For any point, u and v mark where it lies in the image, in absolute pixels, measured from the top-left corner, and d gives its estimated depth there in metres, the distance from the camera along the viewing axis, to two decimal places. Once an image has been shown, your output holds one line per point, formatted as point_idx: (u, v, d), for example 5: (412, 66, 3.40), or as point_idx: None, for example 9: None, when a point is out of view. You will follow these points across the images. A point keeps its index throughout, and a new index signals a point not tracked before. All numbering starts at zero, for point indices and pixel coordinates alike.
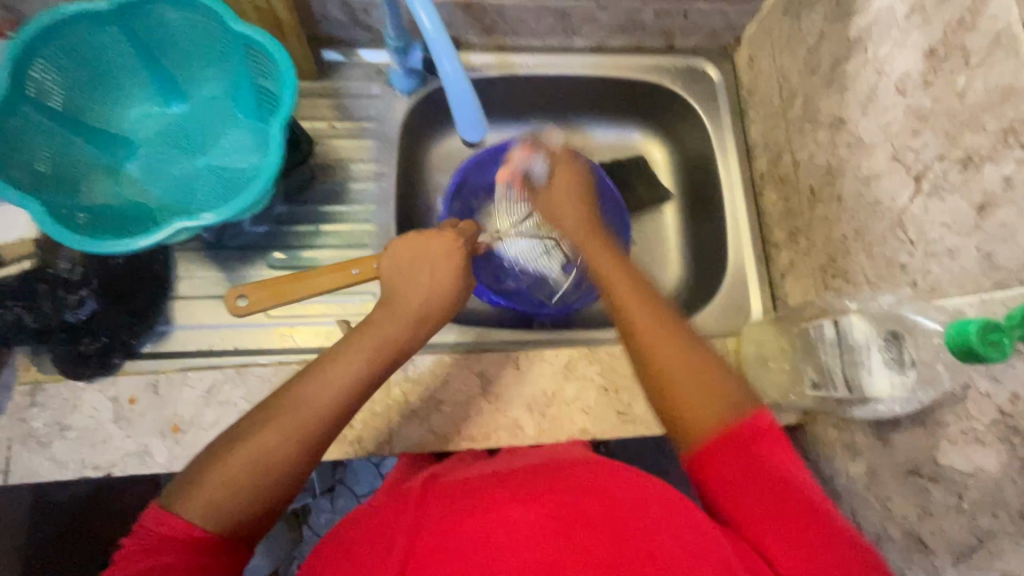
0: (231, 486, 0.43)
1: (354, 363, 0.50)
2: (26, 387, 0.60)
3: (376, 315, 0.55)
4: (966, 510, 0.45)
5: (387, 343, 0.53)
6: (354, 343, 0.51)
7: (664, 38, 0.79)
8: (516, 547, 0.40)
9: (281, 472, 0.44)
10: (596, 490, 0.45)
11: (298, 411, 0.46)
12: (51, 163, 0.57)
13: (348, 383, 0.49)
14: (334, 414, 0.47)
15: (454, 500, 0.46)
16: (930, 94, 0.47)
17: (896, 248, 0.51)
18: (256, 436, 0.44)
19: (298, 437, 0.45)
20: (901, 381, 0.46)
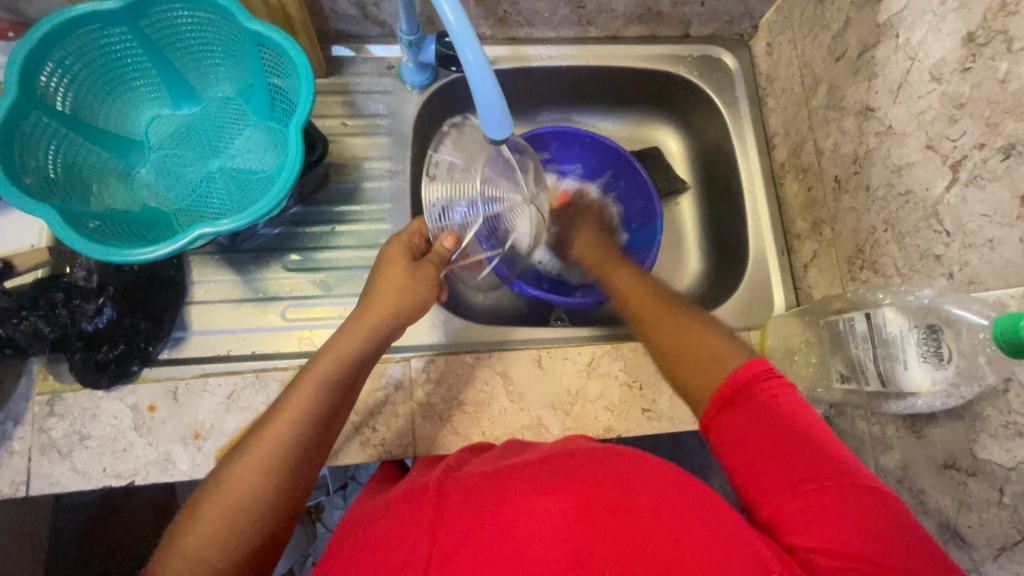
0: (207, 533, 0.43)
1: (311, 387, 0.50)
2: (44, 397, 0.60)
3: (336, 337, 0.53)
4: (1008, 504, 0.44)
5: (345, 361, 0.52)
6: (313, 369, 0.51)
7: (680, 26, 0.77)
8: (541, 543, 0.37)
9: (253, 517, 0.45)
10: (621, 478, 0.41)
11: (259, 447, 0.47)
12: (62, 168, 0.56)
13: (305, 418, 0.49)
14: (294, 443, 0.48)
15: (466, 495, 0.43)
16: (970, 81, 0.46)
17: (930, 239, 0.50)
18: (226, 481, 0.45)
19: (262, 475, 0.46)
20: (941, 376, 0.45)
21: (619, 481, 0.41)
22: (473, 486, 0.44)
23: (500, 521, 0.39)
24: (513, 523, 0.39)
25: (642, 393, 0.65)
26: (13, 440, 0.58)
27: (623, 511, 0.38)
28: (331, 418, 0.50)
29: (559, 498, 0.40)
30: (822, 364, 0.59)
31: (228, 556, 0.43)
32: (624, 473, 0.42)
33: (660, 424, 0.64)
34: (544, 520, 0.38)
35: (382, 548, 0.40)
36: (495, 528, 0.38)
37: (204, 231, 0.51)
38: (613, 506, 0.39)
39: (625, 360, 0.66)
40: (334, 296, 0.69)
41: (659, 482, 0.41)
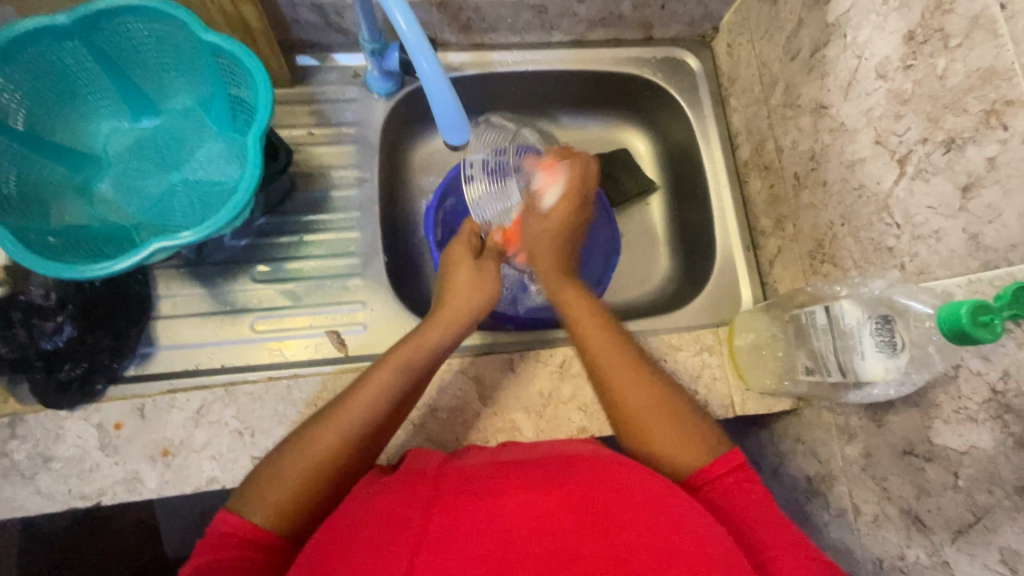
0: (287, 484, 0.46)
1: (395, 367, 0.54)
2: (5, 419, 0.58)
3: (424, 327, 0.59)
4: (962, 488, 0.45)
5: (427, 349, 0.57)
6: (399, 351, 0.55)
7: (642, 29, 0.78)
8: (530, 539, 0.37)
9: (331, 474, 0.48)
10: (610, 481, 0.42)
11: (349, 409, 0.50)
12: (16, 185, 0.55)
13: (390, 392, 0.52)
14: (375, 415, 0.51)
15: (463, 483, 0.43)
16: (911, 77, 0.48)
17: (883, 231, 0.52)
18: (312, 434, 0.49)
19: (345, 438, 0.49)
20: (894, 364, 0.46)
21: (610, 484, 0.42)
22: (470, 475, 0.44)
23: (498, 509, 0.39)
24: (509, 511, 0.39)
25: None
26: None
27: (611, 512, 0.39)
28: (408, 396, 0.54)
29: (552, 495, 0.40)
30: (788, 357, 0.60)
31: (298, 504, 0.46)
32: (614, 476, 0.43)
33: None
34: (538, 515, 0.39)
35: (374, 524, 0.39)
36: (498, 520, 0.38)
37: (162, 244, 0.51)
38: (604, 506, 0.40)
39: None
40: (304, 306, 0.69)
41: (646, 487, 0.42)
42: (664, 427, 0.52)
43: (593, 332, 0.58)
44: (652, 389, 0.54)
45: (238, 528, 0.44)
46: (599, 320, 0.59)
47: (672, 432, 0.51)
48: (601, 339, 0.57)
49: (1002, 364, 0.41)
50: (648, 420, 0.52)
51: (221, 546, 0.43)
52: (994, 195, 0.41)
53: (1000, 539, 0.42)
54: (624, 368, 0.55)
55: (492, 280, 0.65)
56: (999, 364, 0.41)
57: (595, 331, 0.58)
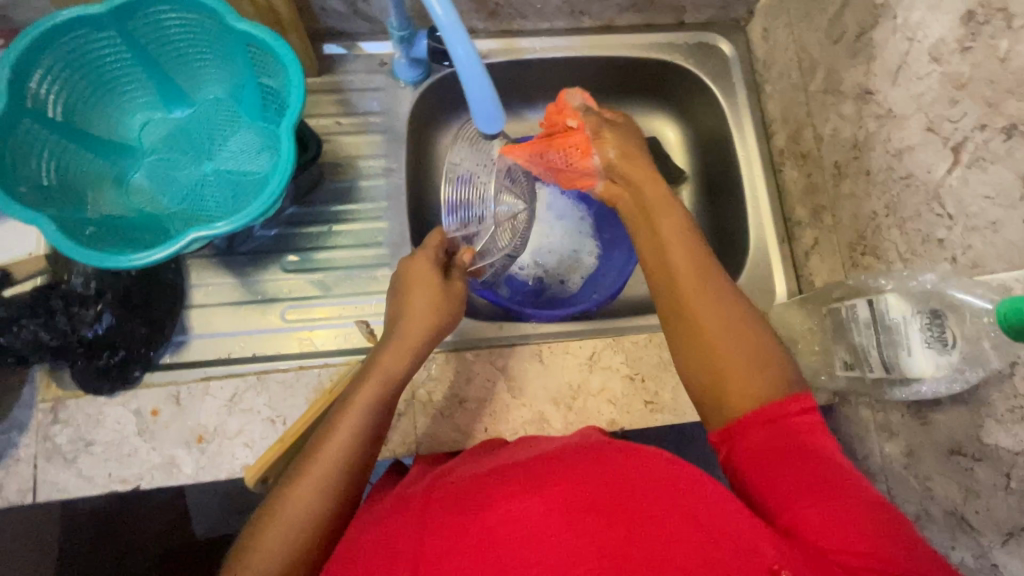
0: (266, 553, 0.44)
1: (351, 418, 0.51)
2: (48, 404, 0.60)
3: (378, 359, 0.56)
4: (1015, 490, 0.44)
5: (389, 381, 0.54)
6: (357, 396, 0.52)
7: (675, 14, 0.76)
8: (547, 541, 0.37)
9: (311, 537, 0.45)
10: (614, 476, 0.41)
11: (316, 464, 0.48)
12: (55, 175, 0.56)
13: (353, 434, 0.50)
14: (345, 461, 0.49)
15: (464, 493, 0.42)
16: (969, 59, 0.45)
17: (932, 223, 0.49)
18: (285, 497, 0.46)
19: (318, 491, 0.47)
20: (945, 361, 0.45)
21: (613, 479, 0.40)
22: (478, 481, 0.44)
23: (499, 519, 0.39)
24: (506, 521, 0.38)
25: (644, 385, 0.65)
26: (17, 447, 0.59)
27: (618, 512, 0.38)
28: (376, 434, 0.52)
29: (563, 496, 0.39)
30: (825, 352, 0.58)
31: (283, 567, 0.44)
32: (618, 472, 0.41)
33: (663, 416, 0.64)
34: (537, 523, 0.38)
35: (391, 548, 0.39)
36: (510, 522, 0.38)
37: (199, 235, 0.51)
38: (608, 504, 0.38)
39: (626, 352, 0.66)
40: (332, 296, 0.69)
41: (651, 480, 0.40)
42: (735, 344, 0.49)
43: (677, 252, 0.54)
44: (730, 306, 0.51)
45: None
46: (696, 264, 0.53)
47: (743, 351, 0.48)
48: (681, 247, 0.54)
49: None
50: (727, 329, 0.49)
51: None
52: None
53: None
54: (704, 275, 0.52)
55: (454, 302, 0.60)
56: None
57: (680, 256, 0.53)
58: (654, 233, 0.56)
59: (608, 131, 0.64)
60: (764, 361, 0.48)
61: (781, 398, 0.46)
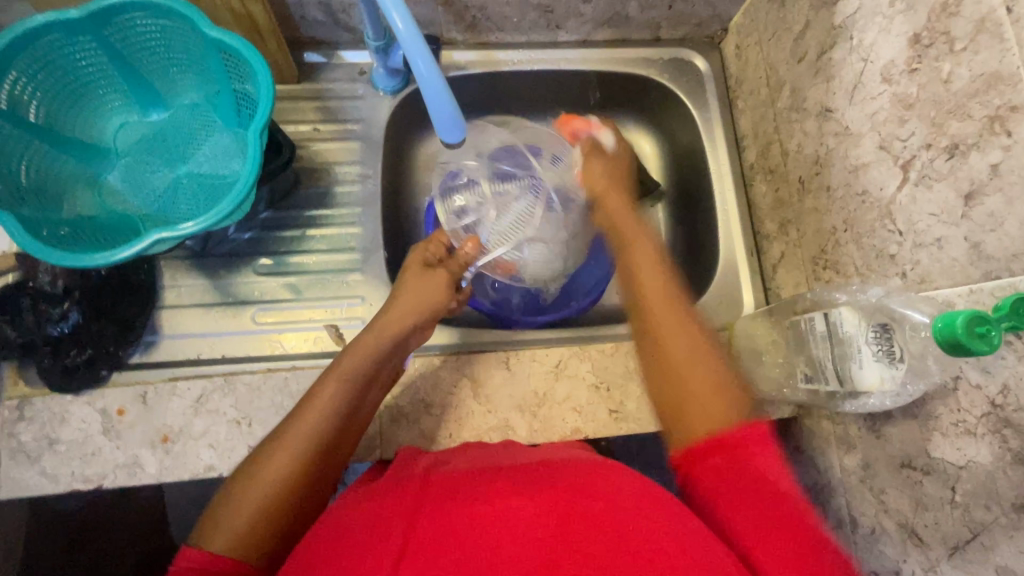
0: (240, 512, 0.44)
1: (333, 392, 0.52)
2: (14, 402, 0.60)
3: (360, 336, 0.57)
4: (960, 503, 0.44)
5: (375, 355, 0.56)
6: (338, 366, 0.54)
7: (650, 29, 0.78)
8: (514, 546, 0.37)
9: (281, 505, 0.46)
10: (595, 485, 0.42)
11: (291, 432, 0.49)
12: (28, 176, 0.57)
13: (336, 405, 0.51)
14: (323, 430, 0.50)
15: (450, 489, 0.43)
16: (916, 81, 0.47)
17: (885, 239, 0.50)
18: (263, 463, 0.47)
19: (294, 459, 0.48)
20: (891, 374, 0.46)
21: (593, 492, 0.41)
22: (455, 482, 0.44)
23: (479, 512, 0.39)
24: (489, 517, 0.39)
25: (610, 394, 0.65)
26: None
27: (597, 521, 0.38)
28: (355, 409, 0.53)
29: (535, 504, 0.40)
30: (788, 364, 0.59)
31: (251, 525, 0.44)
32: (598, 484, 0.42)
33: (628, 425, 0.64)
34: (524, 520, 0.38)
35: (359, 535, 0.39)
36: (481, 520, 0.39)
37: (164, 235, 0.51)
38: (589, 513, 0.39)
39: (593, 361, 0.66)
40: (305, 300, 0.70)
41: (632, 490, 0.42)
42: (684, 343, 0.52)
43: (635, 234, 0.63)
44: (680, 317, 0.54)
45: (199, 562, 0.42)
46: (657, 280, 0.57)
47: (685, 348, 0.52)
48: (658, 293, 0.56)
49: (1003, 376, 0.40)
50: (688, 361, 0.51)
51: None
52: (997, 203, 0.40)
53: (997, 557, 0.41)
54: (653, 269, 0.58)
55: (438, 289, 0.62)
56: (998, 377, 0.40)
57: (663, 315, 0.55)
58: (635, 273, 0.59)
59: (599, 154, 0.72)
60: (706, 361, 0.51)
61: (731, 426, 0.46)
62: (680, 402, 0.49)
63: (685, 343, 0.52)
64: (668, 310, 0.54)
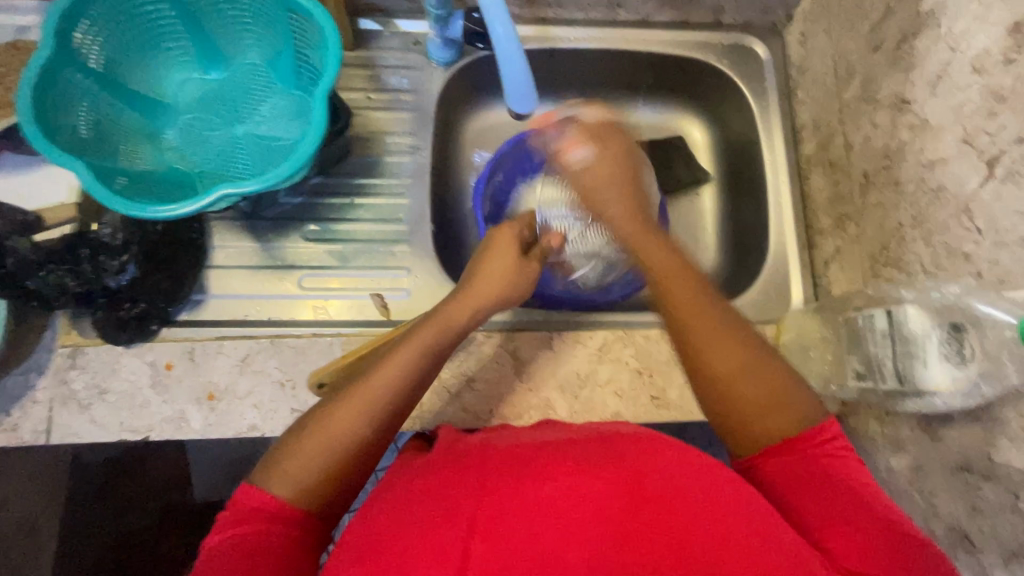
0: (301, 460, 0.44)
1: (408, 353, 0.50)
2: (67, 349, 0.61)
3: (444, 305, 0.55)
4: (1022, 510, 0.43)
5: (448, 326, 0.53)
6: (418, 333, 0.52)
7: (712, 12, 0.76)
8: (579, 520, 0.36)
9: (347, 458, 0.46)
10: (663, 465, 0.40)
11: (365, 387, 0.48)
12: (92, 125, 0.57)
13: (411, 370, 0.49)
14: (396, 392, 0.48)
15: (511, 464, 0.41)
16: (1013, 72, 0.45)
17: (960, 236, 0.49)
18: (329, 419, 0.46)
19: (366, 418, 0.46)
20: (961, 375, 0.45)
21: (659, 468, 0.39)
22: (514, 452, 0.43)
23: (545, 491, 0.38)
24: (555, 496, 0.37)
25: (652, 380, 0.65)
26: (35, 389, 0.60)
27: (663, 500, 0.37)
28: (428, 379, 0.51)
29: (599, 477, 0.38)
30: (839, 361, 0.58)
31: (316, 477, 0.44)
32: (669, 467, 0.40)
33: (668, 413, 0.64)
34: (591, 502, 0.37)
35: (422, 509, 0.38)
36: (543, 493, 0.37)
37: (227, 193, 0.52)
38: (655, 491, 0.38)
39: (636, 346, 0.66)
40: (350, 268, 0.70)
41: (702, 476, 0.40)
42: (720, 352, 0.48)
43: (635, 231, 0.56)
44: (714, 318, 0.49)
45: (264, 503, 0.43)
46: (695, 298, 0.50)
47: (726, 361, 0.48)
48: (681, 285, 0.51)
49: None
50: (718, 343, 0.48)
51: (252, 520, 0.43)
52: None
53: None
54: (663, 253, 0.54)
55: (526, 281, 0.61)
56: None
57: (684, 303, 0.50)
58: (664, 297, 0.51)
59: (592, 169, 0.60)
60: (766, 369, 0.48)
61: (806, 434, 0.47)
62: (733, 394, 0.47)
63: (727, 360, 0.48)
64: (701, 319, 0.49)
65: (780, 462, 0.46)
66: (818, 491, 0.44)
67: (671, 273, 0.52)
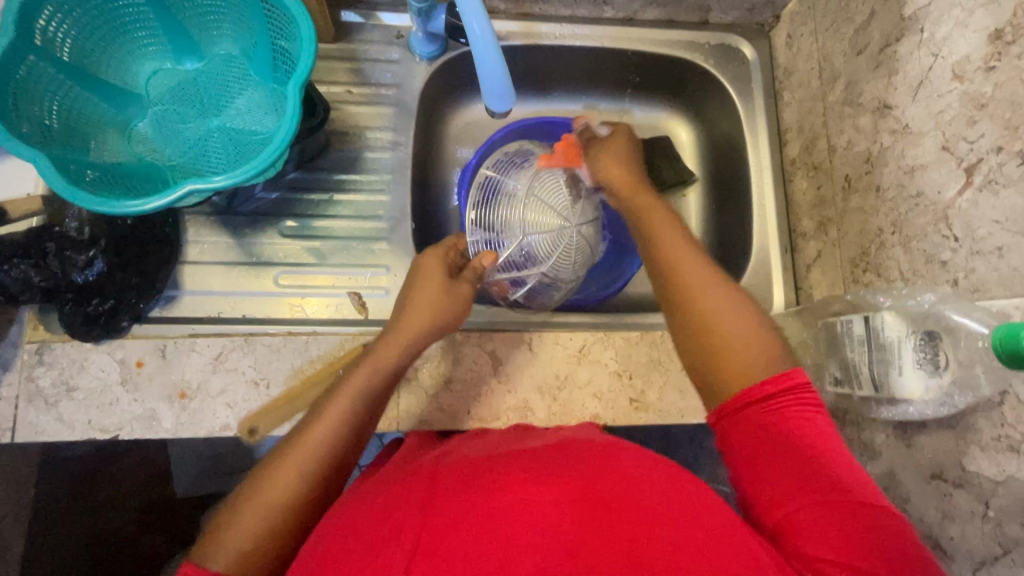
0: (237, 537, 0.42)
1: (344, 400, 0.50)
2: (34, 345, 0.60)
3: (376, 345, 0.55)
4: (992, 518, 0.43)
5: (383, 368, 0.54)
6: (351, 379, 0.52)
7: (700, 12, 0.75)
8: (530, 529, 0.36)
9: (285, 528, 0.44)
10: (612, 472, 0.40)
11: (295, 452, 0.47)
12: (59, 116, 0.55)
13: (346, 417, 0.49)
14: (330, 443, 0.48)
15: (459, 481, 0.41)
16: (993, 80, 0.45)
17: (937, 244, 0.49)
18: (265, 480, 0.45)
19: (301, 474, 0.46)
20: (935, 383, 0.45)
21: (613, 477, 0.39)
22: (466, 469, 0.43)
23: (493, 504, 0.38)
24: (502, 509, 0.37)
25: (632, 383, 0.64)
26: (0, 386, 0.59)
27: (617, 508, 0.37)
28: (364, 426, 0.51)
29: (551, 488, 0.38)
30: (817, 366, 0.58)
31: (254, 543, 0.43)
32: (622, 476, 0.40)
33: (647, 415, 0.64)
34: (539, 510, 0.37)
35: (369, 532, 0.38)
36: (492, 507, 0.37)
37: (196, 186, 0.50)
38: (609, 499, 0.38)
39: (616, 348, 0.65)
40: (328, 265, 0.69)
41: (654, 482, 0.40)
42: (707, 301, 0.51)
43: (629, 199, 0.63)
44: (703, 273, 0.53)
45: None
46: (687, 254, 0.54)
47: (709, 309, 0.50)
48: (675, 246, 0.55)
49: None
50: (720, 314, 0.50)
51: None
52: None
53: None
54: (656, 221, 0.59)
55: (459, 301, 0.60)
56: None
57: (680, 263, 0.54)
58: (649, 231, 0.58)
59: (603, 154, 0.68)
60: (743, 323, 0.49)
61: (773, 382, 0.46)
62: (713, 343, 0.49)
63: (714, 309, 0.50)
64: (691, 273, 0.53)
65: (743, 428, 0.45)
66: (778, 460, 0.42)
67: (650, 209, 0.61)
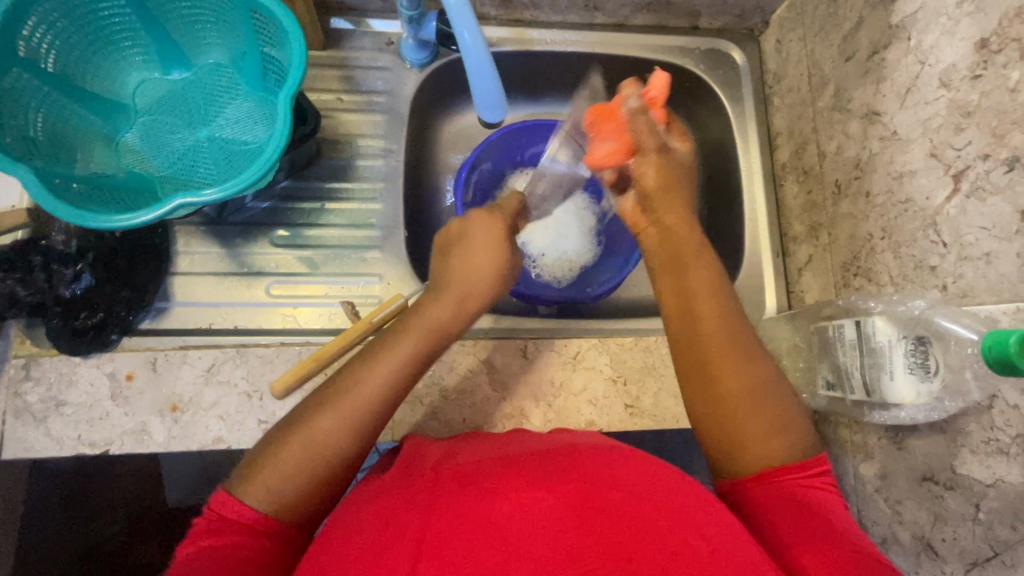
0: (287, 472, 0.43)
1: (401, 350, 0.49)
2: (21, 360, 0.59)
3: (425, 305, 0.53)
4: (983, 520, 0.44)
5: (435, 329, 0.52)
6: (405, 333, 0.51)
7: (690, 18, 0.75)
8: (530, 536, 0.36)
9: (336, 466, 0.45)
10: (613, 477, 0.40)
11: (348, 397, 0.46)
12: (44, 129, 0.54)
13: (401, 368, 0.48)
14: (387, 392, 0.47)
15: (461, 484, 0.41)
16: (978, 88, 0.45)
17: (926, 249, 0.49)
18: (315, 422, 0.45)
19: (350, 424, 0.45)
20: (925, 389, 0.46)
21: (612, 480, 0.40)
22: (469, 472, 0.43)
23: (492, 512, 0.38)
24: (503, 517, 0.37)
25: (626, 388, 0.64)
26: None
27: (616, 512, 0.37)
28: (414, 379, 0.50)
29: (552, 493, 0.38)
30: (810, 370, 0.58)
31: (296, 486, 0.43)
32: (618, 477, 0.40)
33: (643, 421, 0.64)
34: (540, 518, 0.37)
35: (370, 537, 0.38)
36: (492, 513, 0.37)
37: (186, 200, 0.49)
38: (608, 504, 0.37)
39: (611, 354, 0.65)
40: (321, 274, 0.68)
41: (651, 485, 0.40)
42: (738, 378, 0.48)
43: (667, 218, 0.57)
44: (733, 339, 0.49)
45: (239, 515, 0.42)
46: (718, 315, 0.50)
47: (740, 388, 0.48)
48: (704, 281, 0.53)
49: None
50: (763, 441, 0.47)
51: (223, 533, 0.41)
52: None
53: None
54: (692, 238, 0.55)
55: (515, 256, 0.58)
56: None
57: (713, 331, 0.50)
58: (678, 266, 0.54)
59: (653, 155, 0.58)
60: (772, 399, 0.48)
61: (798, 465, 0.46)
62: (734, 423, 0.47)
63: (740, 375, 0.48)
64: (726, 347, 0.49)
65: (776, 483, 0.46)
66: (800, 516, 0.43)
67: (683, 244, 0.55)
